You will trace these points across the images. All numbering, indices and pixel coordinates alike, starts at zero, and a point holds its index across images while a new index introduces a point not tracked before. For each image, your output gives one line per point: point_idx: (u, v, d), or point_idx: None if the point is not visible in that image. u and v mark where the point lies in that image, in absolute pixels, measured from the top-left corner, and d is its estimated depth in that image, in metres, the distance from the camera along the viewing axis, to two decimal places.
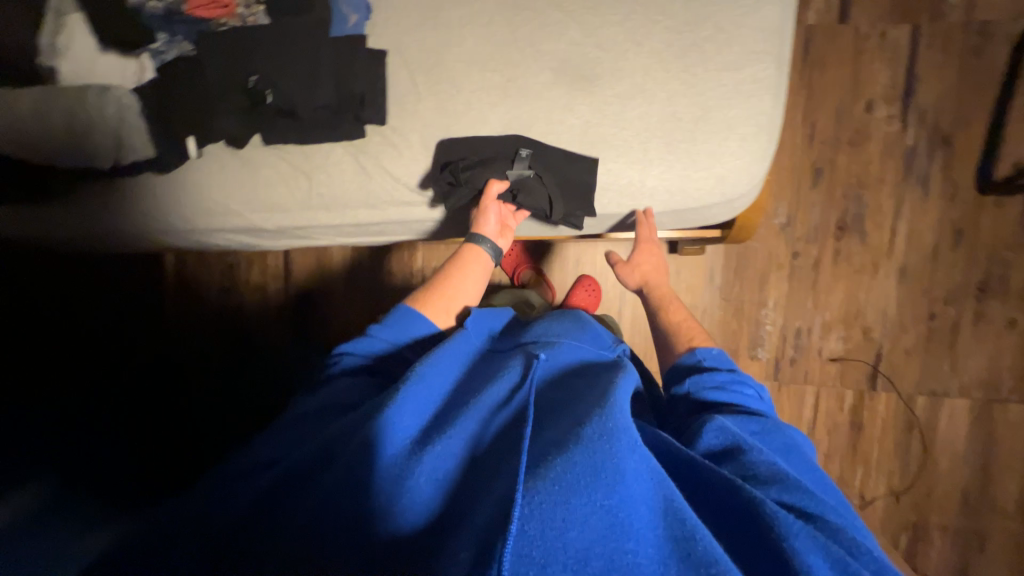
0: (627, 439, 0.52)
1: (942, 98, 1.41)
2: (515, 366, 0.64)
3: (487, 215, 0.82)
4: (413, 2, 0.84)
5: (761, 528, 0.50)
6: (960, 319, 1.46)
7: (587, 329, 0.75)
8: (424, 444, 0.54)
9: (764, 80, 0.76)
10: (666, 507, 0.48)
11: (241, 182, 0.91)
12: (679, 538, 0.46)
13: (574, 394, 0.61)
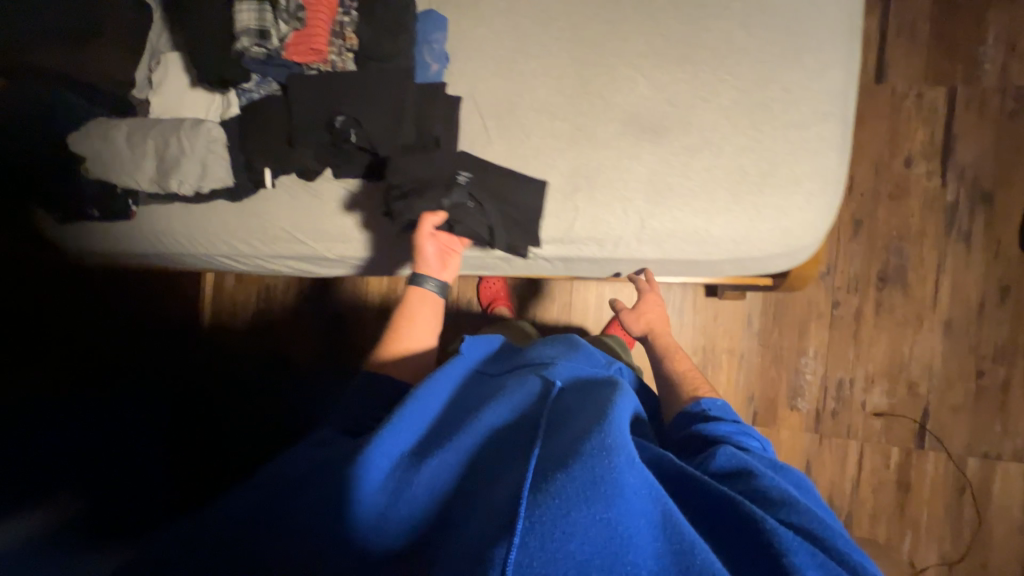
0: (627, 450, 0.45)
1: (981, 156, 1.43)
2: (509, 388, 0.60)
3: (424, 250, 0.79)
4: (489, 53, 0.89)
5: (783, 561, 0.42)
6: (1010, 377, 1.42)
7: (582, 352, 0.72)
8: (418, 461, 0.51)
9: (830, 138, 0.79)
10: (666, 521, 0.41)
11: (306, 214, 0.95)
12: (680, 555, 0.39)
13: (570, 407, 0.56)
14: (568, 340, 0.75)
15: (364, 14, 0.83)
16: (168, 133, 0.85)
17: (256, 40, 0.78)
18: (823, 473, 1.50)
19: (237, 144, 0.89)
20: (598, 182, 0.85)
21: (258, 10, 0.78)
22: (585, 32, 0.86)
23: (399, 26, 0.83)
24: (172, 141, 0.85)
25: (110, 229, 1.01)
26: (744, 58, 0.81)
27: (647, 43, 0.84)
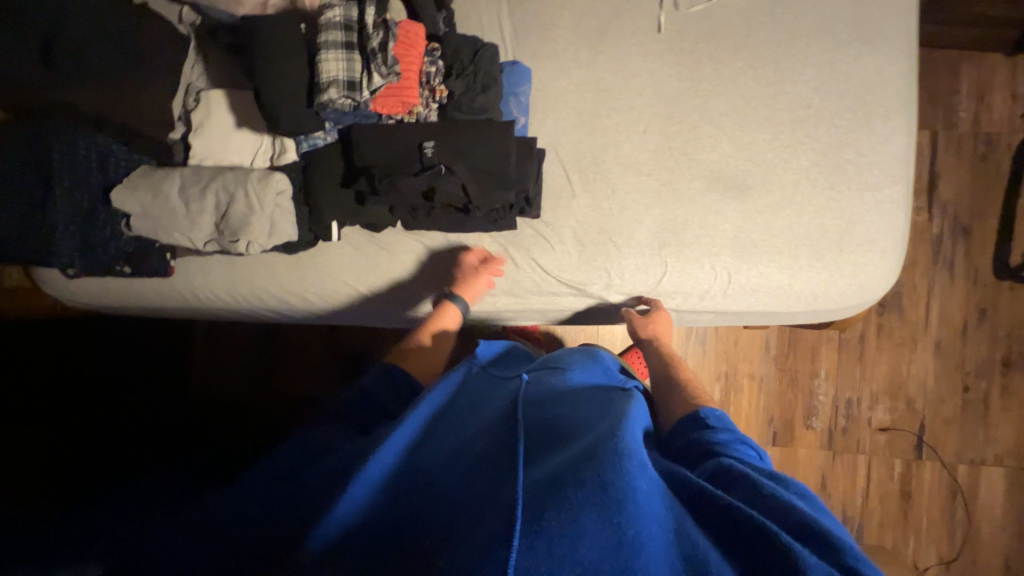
0: (635, 460, 0.44)
1: (959, 194, 1.60)
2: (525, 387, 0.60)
3: (477, 279, 0.84)
4: (570, 104, 0.88)
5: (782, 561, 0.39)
6: (989, 391, 1.59)
7: (599, 364, 0.79)
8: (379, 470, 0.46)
9: (898, 200, 0.85)
10: (679, 530, 0.40)
11: (372, 267, 0.88)
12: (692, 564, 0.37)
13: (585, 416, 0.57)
14: (584, 356, 0.81)
15: (452, 66, 0.79)
16: (231, 187, 0.77)
17: (344, 92, 0.72)
18: (837, 486, 1.61)
19: (302, 195, 0.82)
20: (685, 238, 0.86)
21: (346, 60, 0.72)
22: (667, 89, 0.87)
23: (486, 77, 0.79)
24: (236, 197, 0.77)
25: (146, 288, 0.91)
26: (820, 121, 0.86)
27: (729, 103, 0.87)
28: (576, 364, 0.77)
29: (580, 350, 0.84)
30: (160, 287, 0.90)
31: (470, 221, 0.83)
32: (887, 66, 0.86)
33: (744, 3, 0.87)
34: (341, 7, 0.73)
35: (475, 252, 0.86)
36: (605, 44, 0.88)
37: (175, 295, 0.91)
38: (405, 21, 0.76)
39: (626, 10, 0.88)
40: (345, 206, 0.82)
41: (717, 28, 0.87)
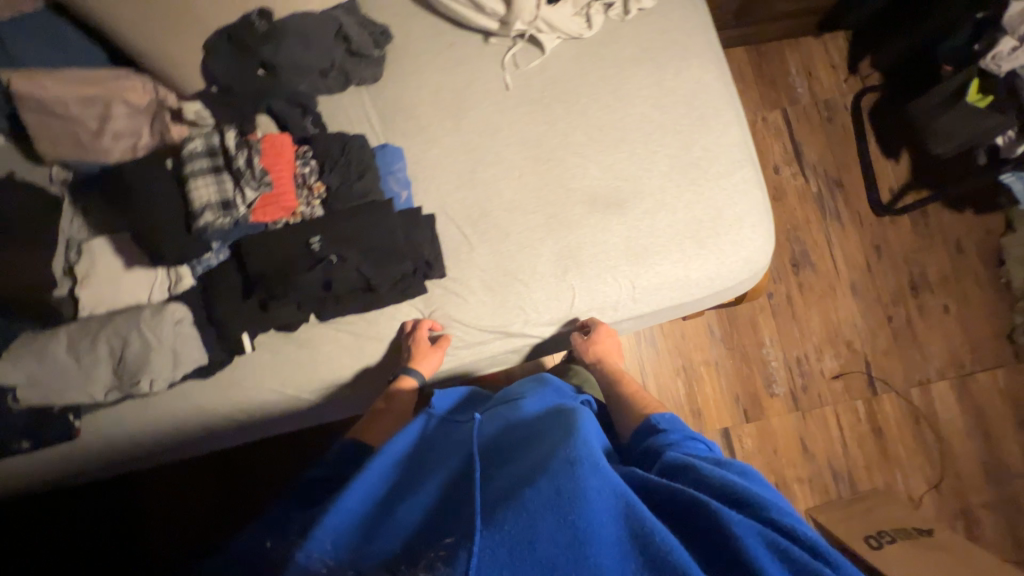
0: (589, 463, 0.56)
1: (822, 155, 1.82)
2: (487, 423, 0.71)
3: (429, 357, 0.85)
4: (448, 168, 0.95)
5: (712, 524, 0.54)
6: (909, 315, 1.74)
7: (549, 385, 0.87)
8: (391, 509, 0.58)
9: (750, 180, 0.96)
10: (627, 511, 0.52)
11: (296, 365, 0.87)
12: (639, 537, 0.50)
13: (541, 433, 0.67)
14: (536, 383, 0.88)
15: (324, 163, 0.84)
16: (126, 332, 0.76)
17: (220, 213, 0.76)
18: (816, 443, 1.66)
19: (204, 315, 0.82)
20: (582, 258, 0.92)
21: (215, 183, 0.76)
22: (528, 135, 0.97)
23: (362, 166, 0.85)
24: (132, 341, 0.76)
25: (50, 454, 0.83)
26: (665, 131, 0.97)
27: (585, 133, 0.97)
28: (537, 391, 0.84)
29: (531, 380, 0.90)
30: (66, 451, 0.84)
31: (379, 297, 0.85)
32: (703, 74, 1.00)
33: (572, 51, 1.00)
34: (200, 137, 0.77)
35: (421, 326, 0.88)
36: (464, 110, 0.97)
37: (87, 452, 0.84)
38: (270, 133, 0.81)
39: (474, 78, 0.99)
40: (251, 318, 0.82)
41: (556, 76, 0.99)
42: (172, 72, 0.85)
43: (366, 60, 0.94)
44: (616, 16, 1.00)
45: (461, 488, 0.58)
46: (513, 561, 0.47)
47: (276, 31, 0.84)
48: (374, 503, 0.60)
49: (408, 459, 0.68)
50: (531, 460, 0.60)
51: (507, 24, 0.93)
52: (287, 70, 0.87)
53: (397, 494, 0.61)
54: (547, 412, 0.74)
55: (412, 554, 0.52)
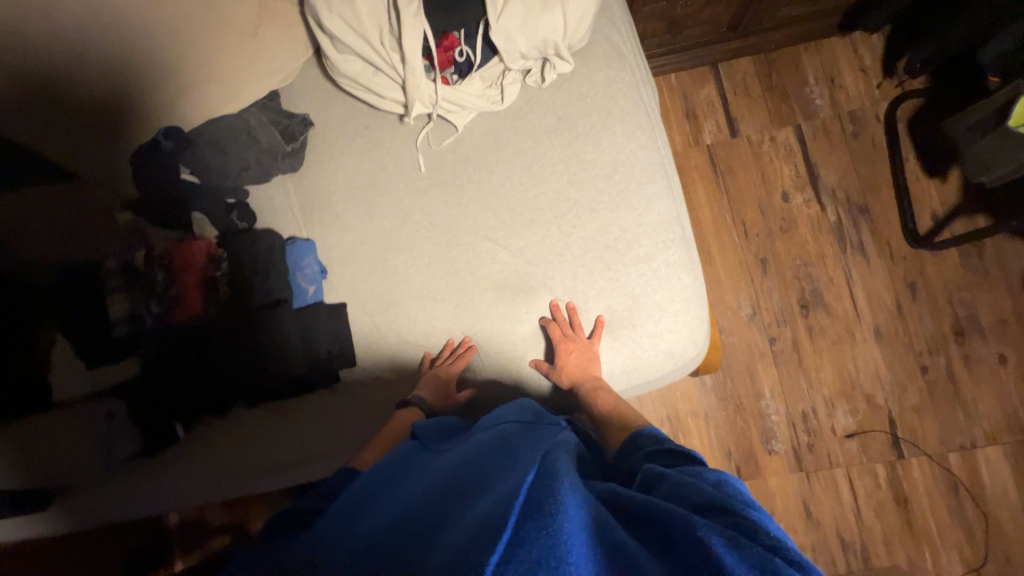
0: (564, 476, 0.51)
1: (843, 177, 1.57)
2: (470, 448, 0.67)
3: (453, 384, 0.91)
4: (360, 257, 0.96)
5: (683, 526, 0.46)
6: (951, 366, 1.47)
7: (526, 408, 0.79)
8: (365, 519, 0.56)
9: (676, 262, 0.86)
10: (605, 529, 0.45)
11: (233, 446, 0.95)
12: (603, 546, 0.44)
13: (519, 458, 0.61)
14: (522, 408, 0.79)
15: (232, 266, 0.92)
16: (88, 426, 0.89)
17: (128, 324, 0.91)
18: (824, 510, 1.46)
19: (135, 403, 0.91)
20: (486, 348, 0.91)
21: (127, 296, 0.91)
22: (438, 221, 0.95)
23: (268, 265, 0.92)
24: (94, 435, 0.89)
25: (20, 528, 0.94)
26: (580, 210, 0.90)
27: (495, 215, 0.93)
28: (513, 408, 0.79)
29: (513, 406, 0.80)
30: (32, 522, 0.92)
31: (291, 386, 0.93)
32: (628, 141, 0.90)
33: (485, 127, 0.95)
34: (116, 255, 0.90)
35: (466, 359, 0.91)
36: (378, 196, 0.97)
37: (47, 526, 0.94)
38: (183, 241, 0.92)
39: (389, 162, 0.98)
40: (178, 411, 0.93)
41: (467, 154, 0.95)
42: (113, 184, 0.94)
43: (281, 154, 0.96)
44: (534, 84, 0.93)
45: (433, 501, 0.55)
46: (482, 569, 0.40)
47: (189, 142, 0.91)
48: (355, 513, 0.58)
49: (391, 475, 0.66)
50: (505, 474, 0.57)
51: (409, 108, 0.91)
52: (205, 174, 0.93)
53: (375, 505, 0.59)
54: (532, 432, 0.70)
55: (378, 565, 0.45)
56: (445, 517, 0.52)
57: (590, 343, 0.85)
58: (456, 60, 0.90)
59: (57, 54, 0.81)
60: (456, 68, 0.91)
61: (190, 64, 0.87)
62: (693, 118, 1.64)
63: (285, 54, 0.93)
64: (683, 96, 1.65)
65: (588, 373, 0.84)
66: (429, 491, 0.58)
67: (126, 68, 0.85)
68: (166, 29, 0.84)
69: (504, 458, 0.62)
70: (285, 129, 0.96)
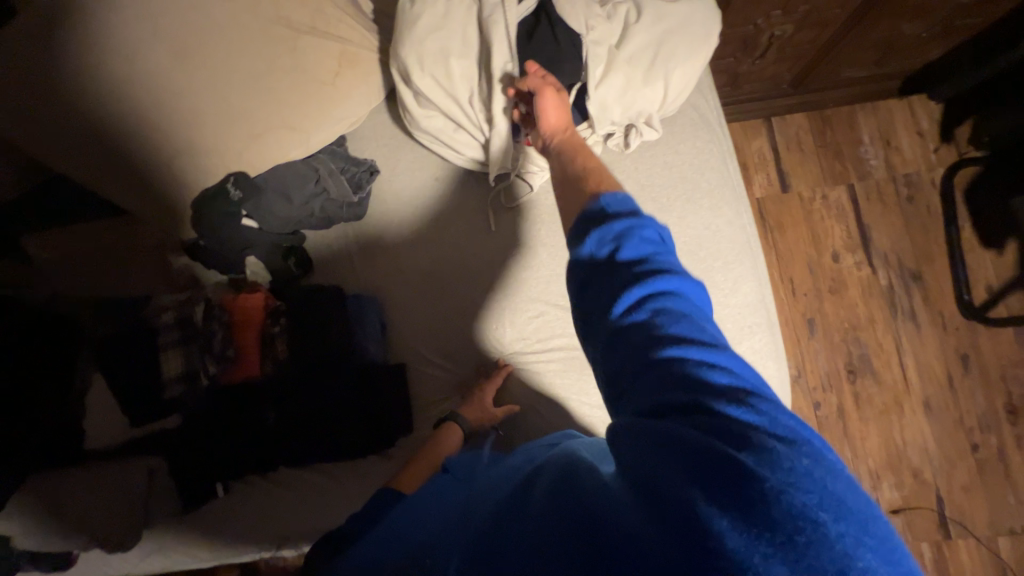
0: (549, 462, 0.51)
1: (896, 241, 1.53)
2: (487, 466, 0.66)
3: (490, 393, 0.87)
4: (422, 315, 0.92)
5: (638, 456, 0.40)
6: (1003, 446, 1.42)
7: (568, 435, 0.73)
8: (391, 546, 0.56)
9: (762, 349, 0.82)
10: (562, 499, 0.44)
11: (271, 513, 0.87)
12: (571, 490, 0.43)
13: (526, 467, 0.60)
14: (559, 434, 0.73)
15: (291, 321, 0.88)
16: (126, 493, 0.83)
17: (183, 382, 0.85)
18: None
19: (176, 461, 0.85)
20: (550, 421, 0.87)
21: (181, 352, 0.86)
22: (504, 282, 0.91)
23: (333, 320, 0.88)
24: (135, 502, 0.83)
25: None
26: None
27: (568, 280, 0.90)
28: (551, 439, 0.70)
29: (557, 438, 0.71)
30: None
31: (343, 450, 0.87)
32: (715, 218, 0.86)
33: None
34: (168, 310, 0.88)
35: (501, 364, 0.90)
36: (444, 252, 0.93)
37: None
38: (239, 296, 0.89)
39: (457, 216, 0.94)
40: (220, 473, 0.86)
41: (542, 215, 0.92)
42: (166, 223, 0.88)
43: (345, 204, 0.91)
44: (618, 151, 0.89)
45: (453, 512, 0.56)
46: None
47: (255, 190, 0.86)
48: (384, 540, 0.58)
49: (416, 501, 0.64)
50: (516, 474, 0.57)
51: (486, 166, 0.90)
52: (267, 221, 0.89)
53: (395, 524, 0.60)
54: (549, 444, 0.68)
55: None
56: (456, 520, 0.53)
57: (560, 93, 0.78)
58: None
59: (122, 91, 0.75)
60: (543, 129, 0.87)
61: (264, 112, 0.83)
62: (744, 170, 1.60)
63: (358, 99, 0.90)
64: (735, 147, 1.61)
65: (564, 140, 0.72)
66: (447, 513, 0.58)
67: (197, 107, 0.79)
68: (245, 77, 0.80)
69: (517, 468, 0.61)
70: (353, 178, 0.91)
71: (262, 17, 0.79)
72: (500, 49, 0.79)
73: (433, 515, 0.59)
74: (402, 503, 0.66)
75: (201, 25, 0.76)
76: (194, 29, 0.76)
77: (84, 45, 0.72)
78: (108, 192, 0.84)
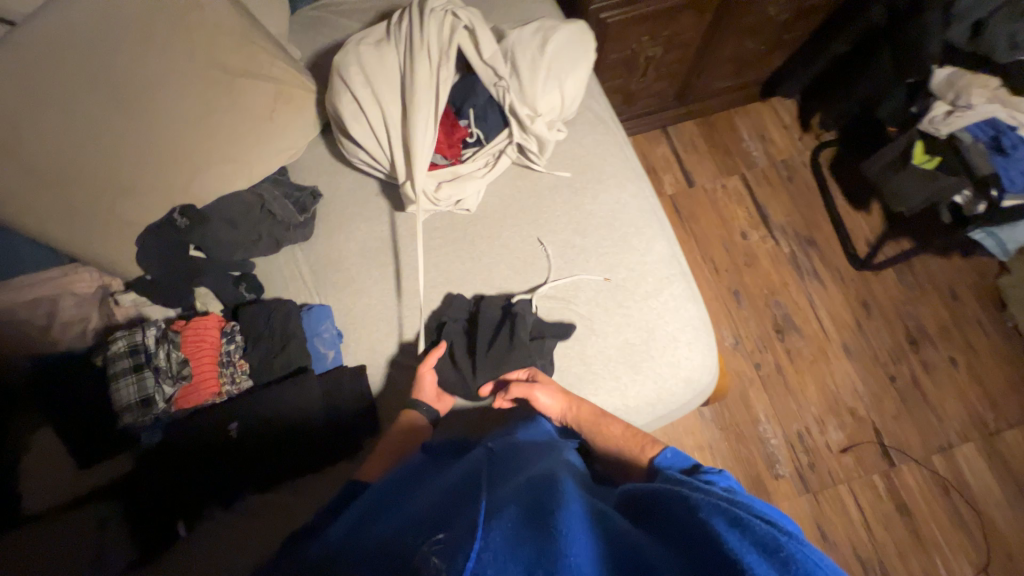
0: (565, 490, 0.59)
1: (788, 214, 1.79)
2: (475, 458, 0.73)
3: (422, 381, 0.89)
4: (377, 318, 0.97)
5: (688, 525, 0.55)
6: (914, 373, 1.62)
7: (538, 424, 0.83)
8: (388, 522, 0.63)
9: (682, 294, 0.94)
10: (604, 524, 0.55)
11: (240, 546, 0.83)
12: (611, 544, 0.53)
13: (523, 468, 0.69)
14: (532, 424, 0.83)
15: (250, 338, 0.90)
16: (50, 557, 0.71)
17: (139, 412, 0.79)
18: (836, 530, 1.48)
19: (128, 506, 0.82)
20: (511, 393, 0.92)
21: (134, 380, 0.80)
22: (450, 274, 0.98)
23: (285, 334, 0.89)
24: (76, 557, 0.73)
25: None
26: (587, 257, 0.97)
27: (507, 266, 0.98)
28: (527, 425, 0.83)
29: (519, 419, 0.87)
30: None
31: (307, 460, 0.87)
32: (621, 193, 1.01)
33: (494, 187, 1.02)
34: (124, 336, 0.81)
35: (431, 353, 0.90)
36: (391, 258, 1.00)
37: None
38: (195, 319, 0.90)
39: (399, 224, 1.02)
40: (182, 508, 0.83)
41: (476, 213, 1.01)
42: (109, 265, 0.89)
43: (293, 225, 0.98)
44: (534, 164, 1.00)
45: (452, 513, 0.58)
46: (505, 553, 0.48)
47: (203, 219, 0.91)
48: (376, 514, 0.68)
49: (409, 478, 0.76)
50: (516, 486, 0.62)
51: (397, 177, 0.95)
52: (215, 249, 0.93)
53: (388, 515, 0.66)
54: (534, 450, 0.74)
55: (408, 550, 0.54)
56: (463, 522, 0.54)
57: (539, 378, 0.88)
58: (466, 141, 0.99)
59: (62, 135, 0.79)
60: (467, 150, 0.99)
61: (208, 147, 0.89)
62: (655, 173, 1.84)
63: (295, 132, 0.99)
64: (643, 156, 1.85)
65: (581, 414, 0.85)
66: (441, 498, 0.64)
67: (141, 148, 0.85)
68: (189, 119, 0.87)
69: (516, 467, 0.69)
70: (297, 202, 0.99)
71: (199, 62, 0.87)
72: (423, 73, 0.91)
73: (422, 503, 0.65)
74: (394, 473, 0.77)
75: (139, 74, 0.83)
76: (135, 77, 0.83)
77: (19, 95, 0.76)
78: (36, 233, 0.82)
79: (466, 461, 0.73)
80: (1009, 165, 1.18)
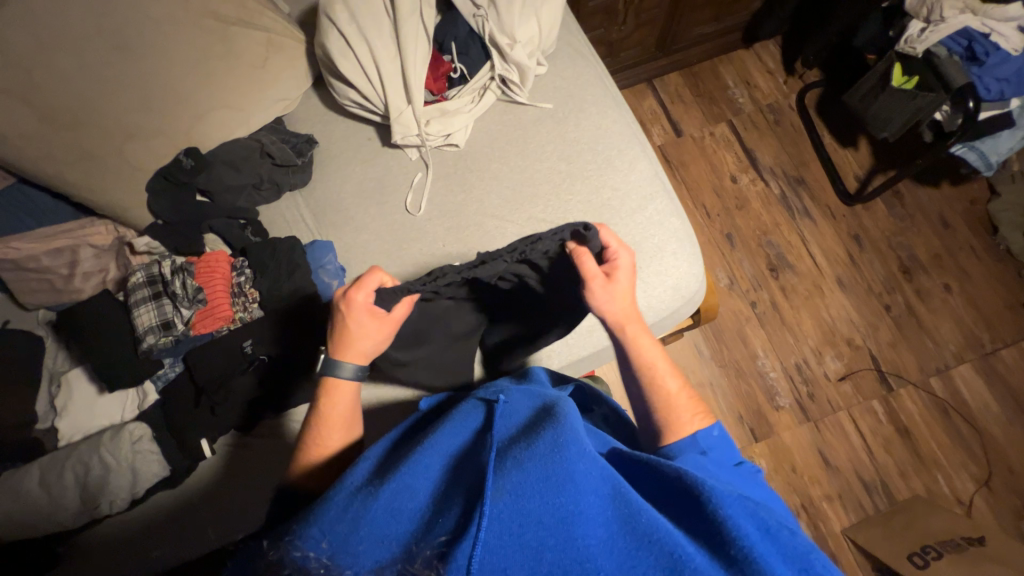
0: (577, 446, 0.51)
1: (777, 157, 1.81)
2: (477, 411, 0.62)
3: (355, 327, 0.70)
4: (375, 248, 1.00)
5: (701, 514, 0.50)
6: (909, 301, 1.64)
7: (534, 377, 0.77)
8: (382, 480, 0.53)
9: (665, 209, 0.99)
10: (616, 494, 0.49)
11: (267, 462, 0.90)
12: (625, 519, 0.47)
13: (533, 419, 0.58)
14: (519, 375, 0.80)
15: (255, 268, 0.96)
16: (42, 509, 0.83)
17: (160, 333, 0.90)
18: (838, 455, 1.51)
19: (161, 431, 0.89)
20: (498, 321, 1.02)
21: (156, 307, 0.91)
22: (445, 205, 1.01)
23: (291, 265, 0.95)
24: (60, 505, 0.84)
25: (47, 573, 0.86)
26: (574, 181, 1.01)
27: (498, 196, 1.01)
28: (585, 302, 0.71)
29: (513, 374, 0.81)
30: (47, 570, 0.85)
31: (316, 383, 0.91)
32: (602, 119, 1.04)
33: (481, 121, 1.05)
34: (143, 269, 0.93)
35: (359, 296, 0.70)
36: (387, 196, 1.03)
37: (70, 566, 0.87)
38: (206, 254, 0.97)
39: (393, 163, 1.05)
40: (207, 425, 0.89)
41: (465, 149, 1.04)
42: (122, 214, 0.96)
43: (292, 169, 1.02)
44: (518, 95, 1.04)
45: (456, 484, 0.51)
46: (508, 540, 0.43)
47: (206, 164, 0.97)
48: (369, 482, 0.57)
49: (406, 440, 0.64)
50: (518, 437, 0.54)
51: (387, 117, 1.00)
52: (219, 193, 0.99)
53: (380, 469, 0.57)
54: (539, 398, 0.64)
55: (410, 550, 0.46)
56: (463, 497, 0.48)
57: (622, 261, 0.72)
58: (451, 77, 1.05)
59: (74, 85, 0.88)
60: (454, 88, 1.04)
61: (204, 94, 0.96)
62: (643, 125, 1.86)
63: (288, 79, 1.03)
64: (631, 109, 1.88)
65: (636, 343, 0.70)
66: (438, 459, 0.55)
67: (138, 93, 0.92)
68: (184, 69, 0.94)
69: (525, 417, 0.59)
70: (294, 146, 1.03)
71: (194, 14, 0.95)
72: (404, 14, 0.97)
73: (427, 468, 0.53)
74: (389, 433, 0.65)
75: (135, 25, 0.91)
76: (134, 29, 0.91)
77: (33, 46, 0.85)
78: (53, 180, 0.91)
79: (467, 412, 0.62)
80: (983, 73, 1.20)
